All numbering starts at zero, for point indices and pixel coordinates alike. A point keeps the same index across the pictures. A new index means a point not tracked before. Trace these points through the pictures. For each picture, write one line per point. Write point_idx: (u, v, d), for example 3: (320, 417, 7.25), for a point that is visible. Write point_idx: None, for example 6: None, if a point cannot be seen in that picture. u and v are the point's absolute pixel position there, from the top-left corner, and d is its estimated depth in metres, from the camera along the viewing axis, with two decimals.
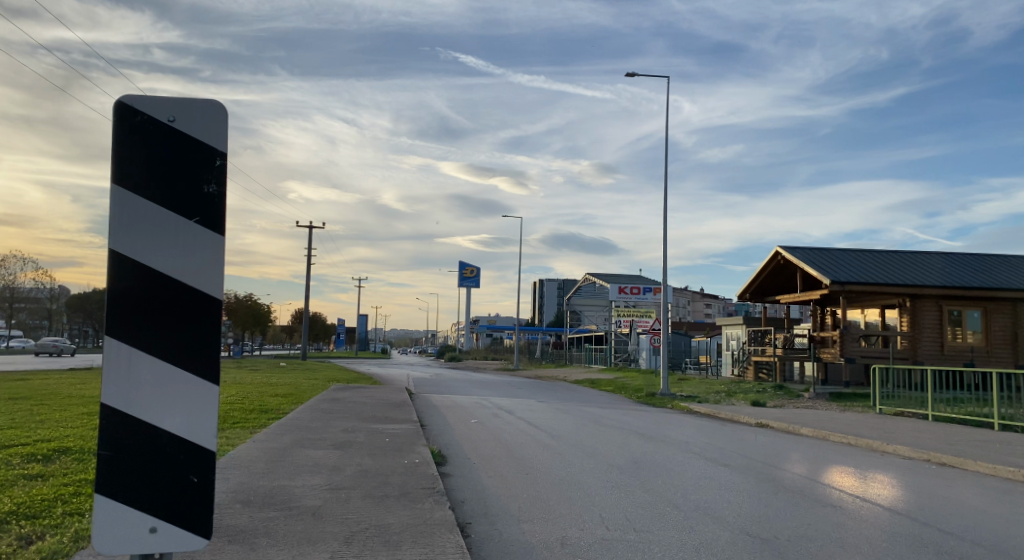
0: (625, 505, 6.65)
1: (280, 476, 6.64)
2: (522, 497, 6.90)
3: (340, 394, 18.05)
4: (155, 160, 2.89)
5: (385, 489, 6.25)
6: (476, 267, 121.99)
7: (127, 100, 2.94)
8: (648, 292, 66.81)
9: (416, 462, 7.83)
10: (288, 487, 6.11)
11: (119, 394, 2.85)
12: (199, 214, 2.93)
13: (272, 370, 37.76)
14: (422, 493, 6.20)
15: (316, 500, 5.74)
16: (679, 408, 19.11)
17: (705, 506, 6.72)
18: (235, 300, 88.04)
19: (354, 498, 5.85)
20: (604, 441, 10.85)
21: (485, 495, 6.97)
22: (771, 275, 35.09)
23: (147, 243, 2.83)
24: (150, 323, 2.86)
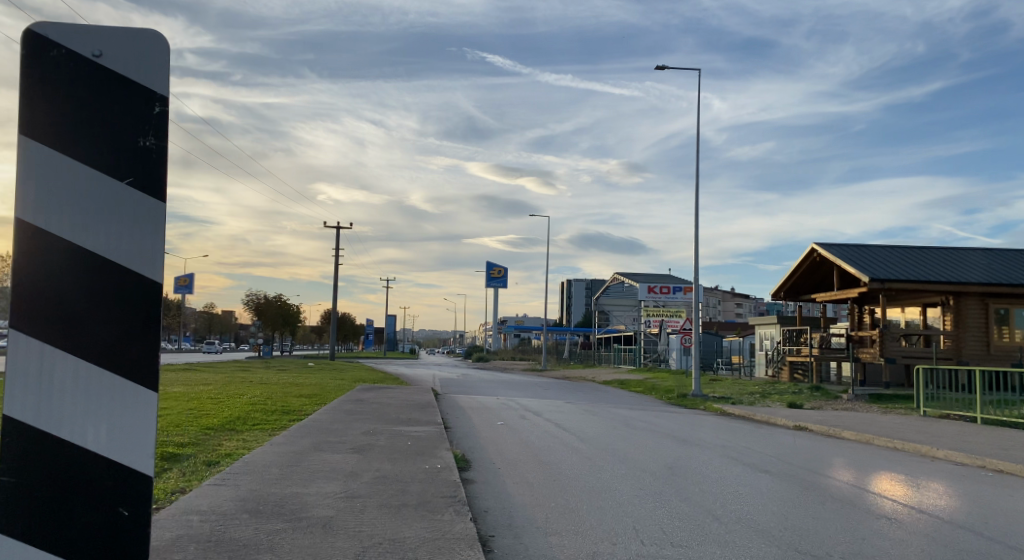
0: (660, 516, 6.28)
1: (294, 482, 6.40)
2: (550, 507, 6.56)
3: (365, 395, 17.89)
4: (80, 110, 2.61)
5: (402, 498, 5.97)
6: (504, 267, 121.94)
7: (40, 31, 2.60)
8: (678, 292, 65.95)
9: (438, 468, 7.56)
10: (300, 495, 5.86)
11: (29, 405, 2.54)
12: (132, 175, 2.63)
13: (301, 370, 37.93)
14: (441, 502, 5.91)
15: (329, 510, 5.46)
16: (712, 409, 18.55)
17: (746, 517, 6.31)
18: (265, 301, 89.32)
19: (369, 508, 5.57)
20: (635, 446, 10.43)
21: (510, 504, 6.65)
22: (806, 273, 34.15)
23: (70, 215, 2.56)
24: (71, 312, 2.57)
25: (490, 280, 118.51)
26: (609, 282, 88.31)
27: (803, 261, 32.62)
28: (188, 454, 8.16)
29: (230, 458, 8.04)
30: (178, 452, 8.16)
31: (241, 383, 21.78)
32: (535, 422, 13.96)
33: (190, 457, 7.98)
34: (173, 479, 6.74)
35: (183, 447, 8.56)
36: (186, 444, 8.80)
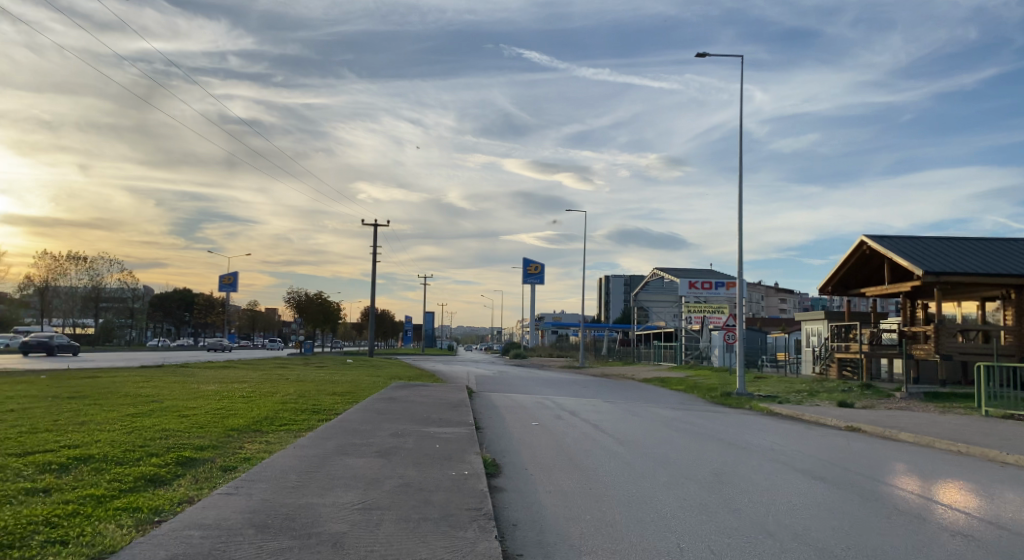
0: (708, 532, 5.81)
1: (309, 492, 6.10)
2: (586, 521, 6.14)
3: (398, 393, 17.65)
4: None
5: (422, 510, 5.63)
6: (541, 264, 121.07)
7: None
8: (720, 287, 64.49)
9: (465, 475, 7.20)
10: (313, 507, 5.56)
11: None
12: None
13: (341, 367, 38.01)
14: (465, 517, 5.55)
15: (343, 524, 5.14)
16: (757, 409, 17.83)
17: (802, 533, 5.81)
18: (307, 298, 90.57)
19: (385, 522, 5.25)
20: (678, 449, 9.94)
21: (542, 517, 6.27)
22: (855, 266, 32.82)
23: None
24: None
25: (528, 276, 118.07)
26: (648, 277, 87.07)
27: (852, 254, 31.34)
28: (206, 458, 7.90)
29: (248, 463, 7.77)
30: (195, 456, 7.91)
31: (277, 381, 21.75)
32: (573, 422, 13.51)
33: (208, 462, 7.72)
34: (183, 487, 6.43)
35: (202, 451, 8.30)
36: (205, 447, 8.56)
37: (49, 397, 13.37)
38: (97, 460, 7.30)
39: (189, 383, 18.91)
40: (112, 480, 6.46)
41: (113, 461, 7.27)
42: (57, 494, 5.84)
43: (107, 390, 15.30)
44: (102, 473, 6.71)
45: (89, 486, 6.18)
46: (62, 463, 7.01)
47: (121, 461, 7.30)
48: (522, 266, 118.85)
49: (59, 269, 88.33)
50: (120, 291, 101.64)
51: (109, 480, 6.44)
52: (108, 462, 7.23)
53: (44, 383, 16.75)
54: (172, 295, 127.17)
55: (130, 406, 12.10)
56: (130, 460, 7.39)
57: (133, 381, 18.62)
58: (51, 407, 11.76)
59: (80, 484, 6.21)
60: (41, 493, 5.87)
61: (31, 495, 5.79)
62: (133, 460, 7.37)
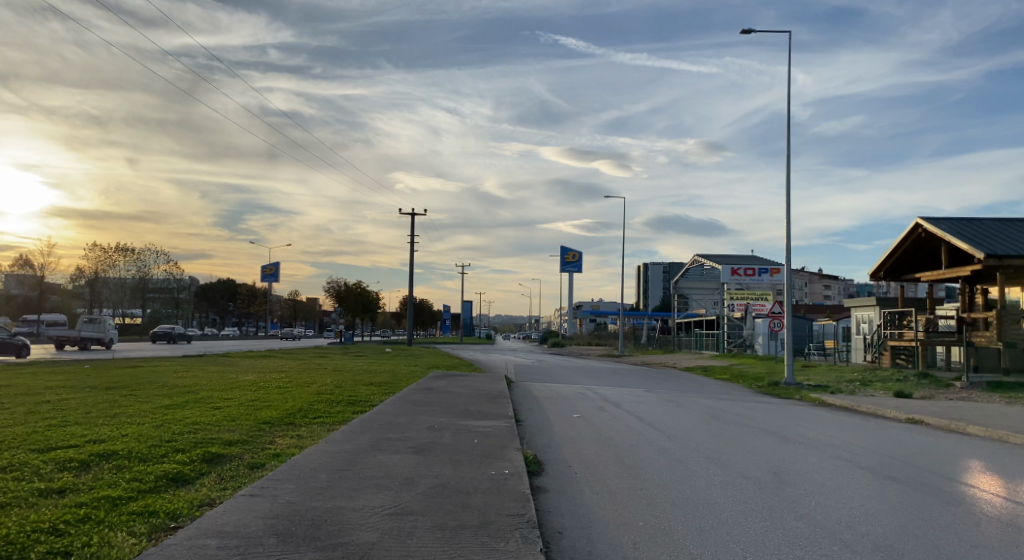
0: (774, 542, 5.34)
1: (338, 494, 5.82)
2: (640, 528, 5.73)
3: (435, 384, 17.44)
4: None
5: (460, 517, 5.29)
6: (579, 251, 120.15)
7: None
8: (764, 273, 62.96)
9: (505, 474, 6.87)
10: (341, 513, 5.27)
11: None
12: None
13: (380, 356, 38.32)
14: (506, 525, 5.19)
15: (371, 533, 4.82)
16: (809, 399, 17.11)
17: (881, 544, 5.30)
18: (346, 288, 91.95)
19: (418, 531, 4.92)
20: (731, 444, 9.44)
21: (590, 523, 5.88)
22: (909, 250, 31.43)
23: None
24: None
25: (565, 264, 117.68)
26: (689, 264, 85.56)
27: (906, 237, 30.01)
28: (234, 454, 7.74)
29: (278, 460, 7.57)
30: (223, 452, 7.75)
31: (315, 371, 21.78)
32: (616, 414, 13.07)
33: (236, 458, 7.55)
34: (206, 487, 6.23)
35: (230, 446, 8.15)
36: (234, 443, 8.40)
37: (87, 387, 13.52)
38: (121, 456, 7.17)
39: (228, 373, 19.15)
40: (132, 480, 6.29)
41: (137, 458, 7.13)
42: (74, 495, 5.69)
43: (147, 380, 15.48)
44: (123, 472, 6.55)
45: (108, 486, 6.03)
46: (84, 461, 6.90)
47: (145, 458, 7.15)
48: (560, 254, 118.28)
49: (109, 260, 91.04)
50: (166, 282, 104.34)
51: (129, 480, 6.27)
52: (131, 459, 7.09)
53: (86, 372, 17.00)
54: (216, 285, 130.06)
55: (163, 397, 12.10)
56: (155, 457, 7.25)
57: (173, 371, 18.83)
58: (87, 398, 11.84)
59: (101, 484, 6.06)
60: (58, 495, 5.72)
61: (47, 497, 5.65)
62: (158, 458, 7.22)
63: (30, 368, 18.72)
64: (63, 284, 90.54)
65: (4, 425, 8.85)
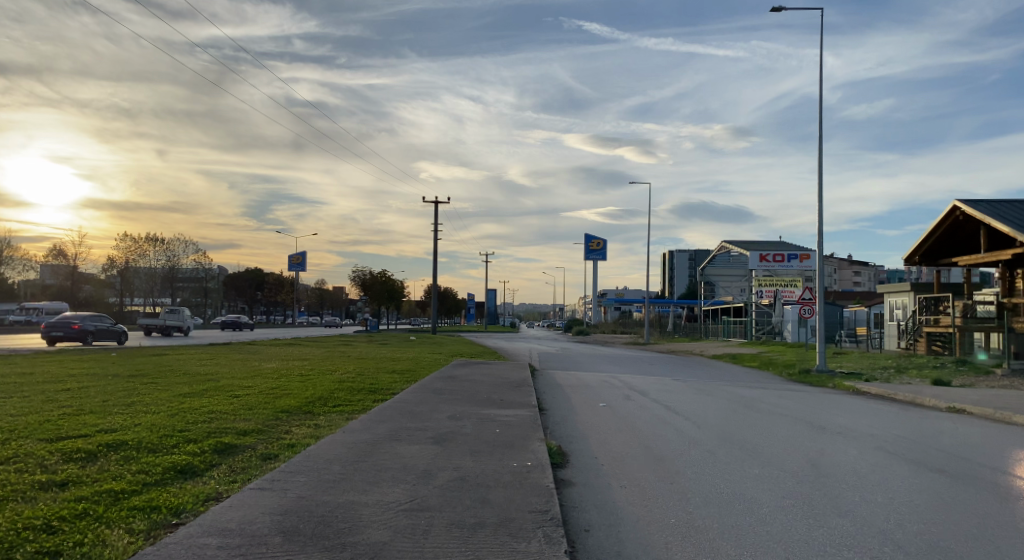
0: (817, 541, 5.05)
1: (353, 488, 5.66)
2: (674, 526, 5.46)
3: (457, 372, 17.29)
4: None
5: (479, 514, 5.07)
6: (604, 239, 119.10)
7: None
8: (794, 259, 61.69)
9: (527, 467, 6.63)
10: (353, 509, 5.08)
11: None
12: None
13: (403, 344, 38.41)
14: (528, 523, 4.95)
15: (382, 531, 4.63)
16: (843, 386, 16.55)
17: (934, 545, 4.98)
18: (371, 277, 92.35)
19: (432, 530, 4.71)
20: (765, 434, 9.12)
21: (618, 520, 5.62)
22: (946, 234, 30.46)
23: None
24: None
25: (590, 252, 116.98)
26: (715, 251, 84.39)
27: (943, 220, 29.05)
28: (247, 445, 7.62)
29: (292, 450, 7.43)
30: (236, 442, 7.64)
31: (338, 359, 21.74)
32: (643, 403, 12.77)
33: (248, 449, 7.43)
34: (214, 480, 6.10)
35: (244, 436, 8.04)
36: (249, 432, 8.30)
37: (110, 375, 13.61)
38: (130, 447, 7.08)
39: (251, 360, 19.23)
40: (138, 472, 6.18)
41: (146, 449, 7.03)
42: (76, 489, 5.58)
43: (172, 368, 15.54)
44: (129, 463, 6.45)
45: (113, 478, 5.93)
46: (92, 452, 6.81)
47: (155, 449, 7.06)
48: (585, 241, 117.54)
49: (139, 250, 92.81)
50: (195, 271, 105.81)
51: (135, 472, 6.16)
52: (140, 450, 7.00)
53: (110, 361, 17.15)
54: (244, 275, 131.56)
55: (181, 385, 12.07)
56: (165, 448, 7.15)
57: (196, 359, 18.88)
58: (108, 385, 11.86)
59: (106, 476, 5.96)
60: (61, 488, 5.63)
61: (48, 490, 5.55)
62: (169, 448, 7.13)
63: (58, 356, 18.94)
64: (95, 274, 92.39)
65: (20, 413, 8.84)
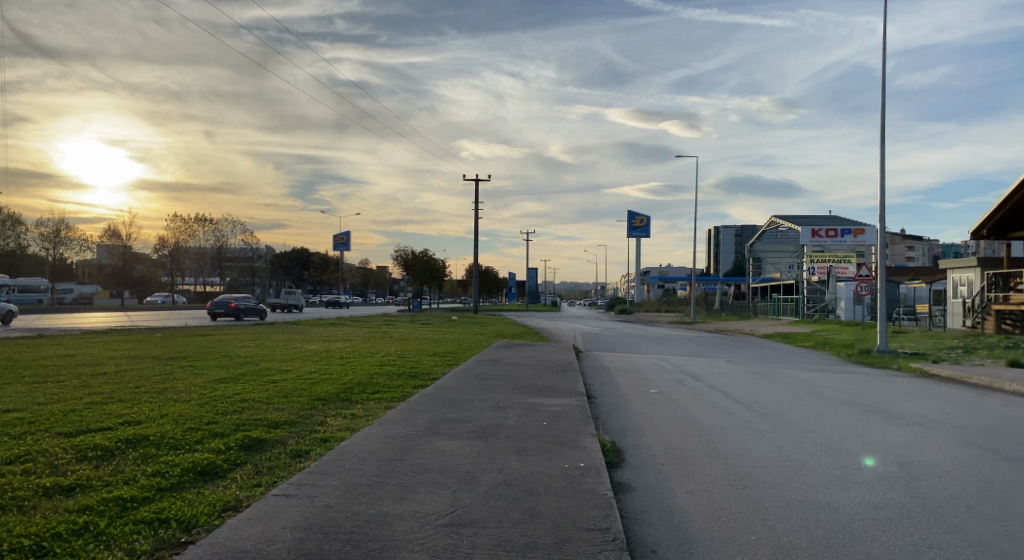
0: None
1: (388, 496, 5.31)
2: (754, 545, 4.96)
3: (501, 354, 16.96)
4: None
5: (530, 532, 4.64)
6: (647, 216, 117.14)
7: None
8: (848, 235, 59.49)
9: (579, 470, 6.19)
10: (387, 525, 4.71)
11: None
12: None
13: (444, 325, 38.36)
14: (585, 545, 4.51)
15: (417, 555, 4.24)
16: (909, 368, 15.63)
17: None
18: (413, 256, 92.74)
19: (473, 553, 4.30)
20: (837, 426, 8.58)
21: (685, 537, 5.14)
22: (1019, 206, 28.64)
23: None
24: None
25: (633, 230, 115.46)
26: (764, 227, 82.06)
27: (1017, 191, 27.27)
28: (277, 440, 7.39)
29: (324, 446, 7.16)
30: (265, 437, 7.42)
31: (380, 340, 21.68)
32: (696, 389, 12.24)
33: (278, 445, 7.19)
34: (235, 484, 5.83)
35: (275, 429, 7.83)
36: (281, 425, 8.07)
37: (152, 357, 13.74)
38: (150, 444, 6.89)
39: (293, 341, 19.27)
40: (154, 475, 5.95)
41: (167, 446, 6.83)
42: (82, 497, 5.35)
43: (213, 349, 15.61)
44: (146, 464, 6.25)
45: (125, 484, 5.69)
46: (110, 449, 6.63)
47: (177, 446, 6.85)
48: (627, 219, 116.14)
49: (189, 231, 95.39)
50: (244, 251, 108.16)
51: (151, 475, 5.94)
52: (161, 447, 6.79)
53: (155, 342, 17.30)
54: (290, 255, 133.90)
55: (217, 370, 12.01)
56: (189, 444, 6.94)
57: (237, 340, 18.94)
58: (145, 370, 11.89)
59: (118, 481, 5.74)
60: (68, 495, 5.41)
61: (52, 497, 5.33)
62: (193, 445, 6.92)
63: (104, 337, 19.23)
64: (148, 255, 95.12)
65: (48, 402, 8.81)
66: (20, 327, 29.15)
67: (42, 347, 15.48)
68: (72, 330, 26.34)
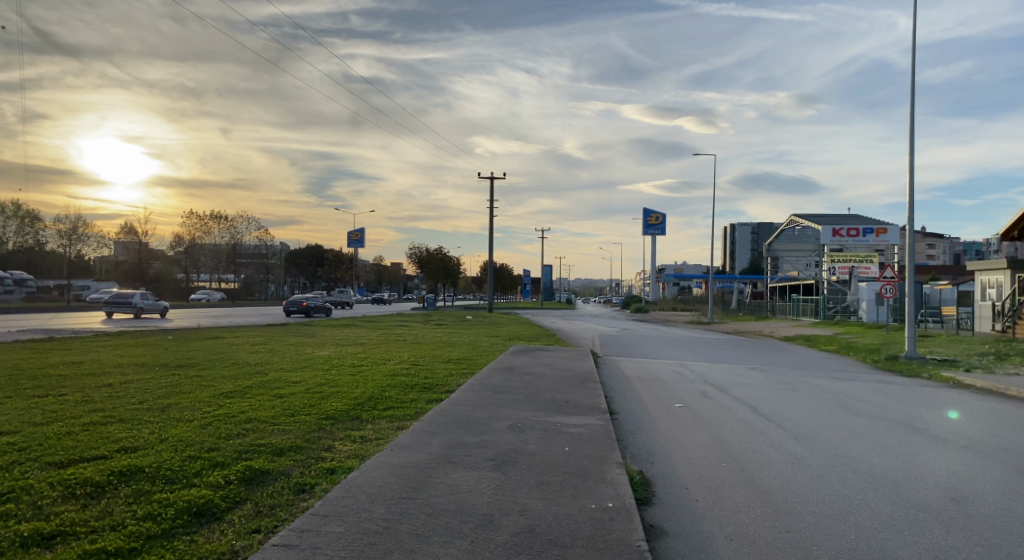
0: None
1: (398, 547, 4.98)
2: None
3: (516, 362, 16.61)
4: None
5: None
6: (662, 214, 116.38)
7: None
8: (869, 234, 58.54)
9: (606, 513, 5.85)
10: None
11: None
12: None
13: (459, 326, 38.09)
14: None
15: None
16: (941, 378, 15.08)
17: None
18: (427, 254, 92.56)
19: None
20: (876, 455, 8.30)
21: None
22: None
23: None
24: None
25: (649, 227, 114.58)
26: (781, 226, 81.12)
27: None
28: (280, 471, 7.10)
29: (328, 480, 6.89)
30: (267, 467, 7.13)
31: (393, 344, 21.48)
32: (723, 403, 11.85)
33: (281, 477, 6.92)
34: (230, 531, 5.54)
35: (279, 457, 7.55)
36: (286, 452, 7.80)
37: (159, 365, 13.53)
38: (144, 477, 6.61)
39: (305, 347, 19.08)
40: (145, 518, 5.66)
41: (162, 481, 6.54)
42: (62, 549, 5.04)
43: (222, 356, 15.41)
44: (137, 503, 5.95)
45: (110, 531, 5.38)
46: (101, 485, 6.35)
47: (173, 480, 6.56)
48: (642, 217, 115.47)
49: (204, 227, 96.17)
50: (258, 247, 108.85)
51: (142, 518, 5.65)
52: (155, 481, 6.51)
53: (166, 347, 17.17)
54: (304, 252, 134.68)
55: (225, 383, 11.76)
56: (186, 478, 6.65)
57: (247, 345, 18.74)
58: (151, 381, 11.65)
59: (102, 528, 5.42)
60: (48, 546, 5.11)
61: (31, 550, 5.02)
62: (191, 478, 6.63)
63: (115, 341, 19.12)
64: (164, 252, 95.82)
65: (49, 422, 8.57)
66: (37, 327, 29.41)
67: (49, 353, 15.38)
68: (85, 331, 26.40)
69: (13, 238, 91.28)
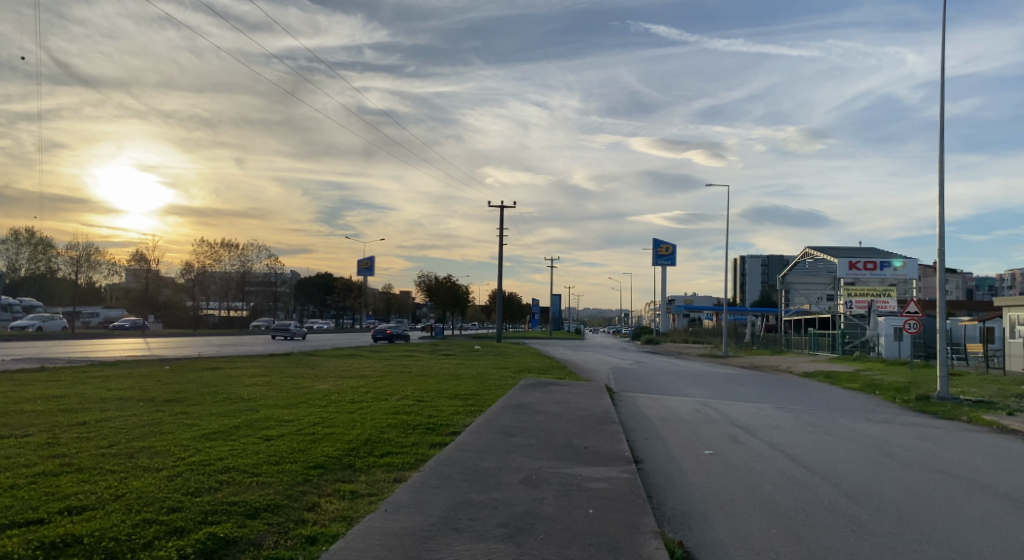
0: None
1: None
2: None
3: (528, 398, 15.84)
4: None
5: None
6: (673, 244, 115.84)
7: None
8: (888, 268, 57.71)
9: None
10: None
11: None
12: None
13: (468, 356, 37.53)
14: None
15: None
16: (981, 421, 14.18)
17: None
18: (437, 283, 92.60)
19: None
20: (922, 522, 7.41)
21: None
22: None
23: None
24: None
25: (658, 258, 114.42)
26: (795, 259, 80.34)
27: None
28: (249, 541, 6.38)
29: (304, 553, 6.16)
30: (234, 535, 6.42)
31: (399, 377, 20.86)
32: (754, 451, 11.00)
33: (249, 549, 6.21)
34: None
35: (249, 520, 6.85)
36: (260, 513, 7.09)
37: (146, 400, 12.92)
38: (82, 550, 5.89)
39: (307, 379, 18.44)
40: None
41: (102, 555, 5.81)
42: None
43: (216, 389, 14.82)
44: None
45: None
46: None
47: (115, 555, 5.84)
48: (652, 248, 115.33)
49: (215, 255, 97.30)
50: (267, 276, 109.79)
51: None
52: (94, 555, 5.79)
53: (161, 379, 16.55)
54: (313, 280, 135.29)
55: (208, 422, 11.08)
56: (131, 551, 5.93)
57: (245, 376, 18.13)
58: (131, 420, 11.01)
59: None
60: None
61: None
62: (138, 552, 5.91)
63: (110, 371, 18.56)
64: (174, 278, 96.70)
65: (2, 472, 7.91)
66: (36, 356, 29.01)
67: (32, 385, 14.83)
68: (85, 360, 26.04)
69: (26, 264, 92.71)
